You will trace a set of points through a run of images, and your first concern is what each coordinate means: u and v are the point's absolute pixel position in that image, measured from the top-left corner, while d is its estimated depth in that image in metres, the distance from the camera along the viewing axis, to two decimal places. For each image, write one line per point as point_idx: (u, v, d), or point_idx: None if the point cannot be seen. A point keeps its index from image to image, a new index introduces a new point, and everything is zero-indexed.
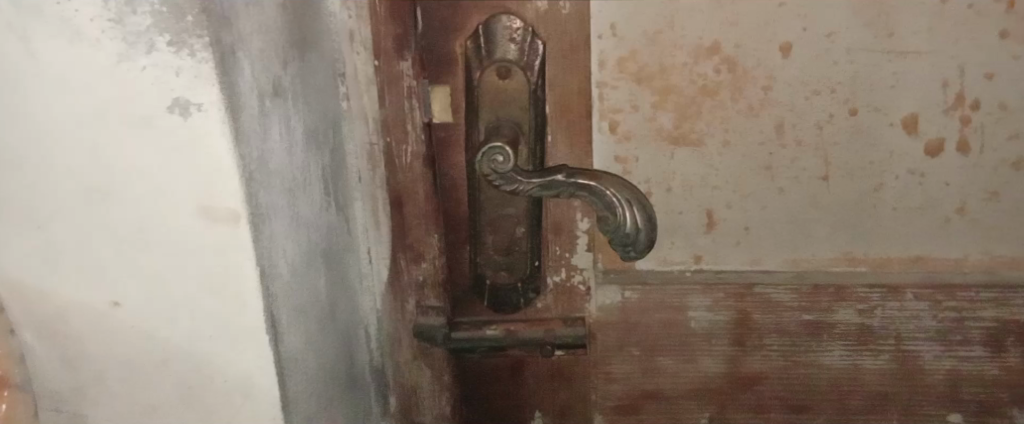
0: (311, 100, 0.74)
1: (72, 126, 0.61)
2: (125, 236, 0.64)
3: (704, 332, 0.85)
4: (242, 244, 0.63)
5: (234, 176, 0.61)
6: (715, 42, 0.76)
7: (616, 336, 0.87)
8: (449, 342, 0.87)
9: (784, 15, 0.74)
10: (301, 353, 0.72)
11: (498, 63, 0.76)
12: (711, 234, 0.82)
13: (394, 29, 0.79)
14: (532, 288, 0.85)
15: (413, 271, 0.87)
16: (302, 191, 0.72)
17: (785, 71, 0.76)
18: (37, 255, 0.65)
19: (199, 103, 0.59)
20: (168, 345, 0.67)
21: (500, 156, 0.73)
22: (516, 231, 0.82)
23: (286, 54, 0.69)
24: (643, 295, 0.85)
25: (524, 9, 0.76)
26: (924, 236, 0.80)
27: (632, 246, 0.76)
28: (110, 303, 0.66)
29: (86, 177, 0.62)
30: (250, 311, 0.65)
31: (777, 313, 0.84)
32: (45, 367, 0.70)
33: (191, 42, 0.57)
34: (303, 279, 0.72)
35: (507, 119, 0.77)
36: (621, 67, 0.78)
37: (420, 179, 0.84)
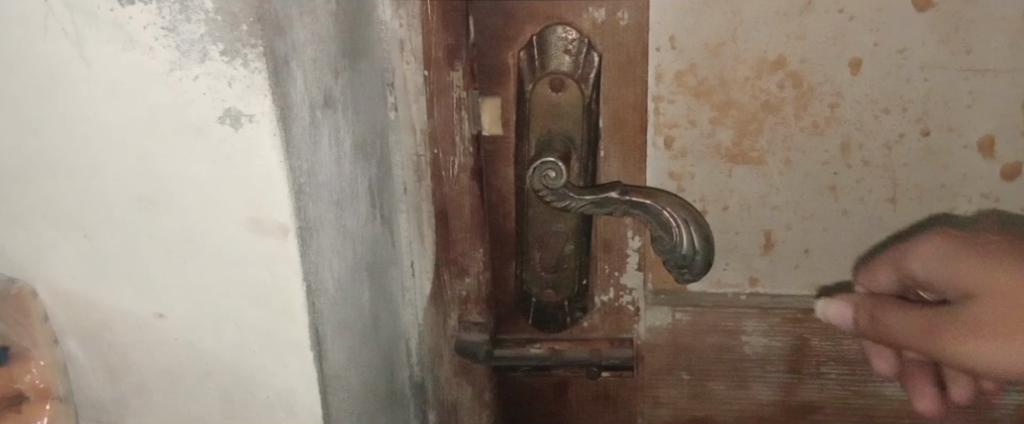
0: (360, 110, 0.71)
1: (123, 135, 0.59)
2: (173, 247, 0.62)
3: (759, 358, 0.83)
4: (291, 258, 0.61)
5: (285, 189, 0.59)
6: (780, 56, 0.73)
7: (665, 358, 0.84)
8: (492, 359, 0.84)
9: (854, 29, 0.71)
10: (345, 370, 0.70)
11: (552, 75, 0.74)
12: (768, 255, 0.79)
13: (445, 39, 0.77)
14: (579, 307, 0.83)
15: (456, 286, 0.85)
16: (349, 203, 0.70)
17: (853, 87, 0.73)
18: (85, 263, 0.64)
19: (251, 114, 0.57)
20: (210, 360, 0.66)
21: (552, 171, 0.70)
22: (565, 248, 0.79)
23: (338, 63, 0.67)
24: (694, 317, 0.82)
25: (580, 20, 0.75)
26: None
27: (688, 268, 0.73)
28: (155, 314, 0.65)
29: (135, 187, 0.61)
30: (296, 325, 0.64)
31: (836, 340, 0.81)
32: (89, 376, 0.69)
33: (245, 52, 0.56)
34: (348, 294, 0.70)
35: (560, 132, 0.75)
36: (679, 81, 0.75)
37: (467, 192, 0.82)
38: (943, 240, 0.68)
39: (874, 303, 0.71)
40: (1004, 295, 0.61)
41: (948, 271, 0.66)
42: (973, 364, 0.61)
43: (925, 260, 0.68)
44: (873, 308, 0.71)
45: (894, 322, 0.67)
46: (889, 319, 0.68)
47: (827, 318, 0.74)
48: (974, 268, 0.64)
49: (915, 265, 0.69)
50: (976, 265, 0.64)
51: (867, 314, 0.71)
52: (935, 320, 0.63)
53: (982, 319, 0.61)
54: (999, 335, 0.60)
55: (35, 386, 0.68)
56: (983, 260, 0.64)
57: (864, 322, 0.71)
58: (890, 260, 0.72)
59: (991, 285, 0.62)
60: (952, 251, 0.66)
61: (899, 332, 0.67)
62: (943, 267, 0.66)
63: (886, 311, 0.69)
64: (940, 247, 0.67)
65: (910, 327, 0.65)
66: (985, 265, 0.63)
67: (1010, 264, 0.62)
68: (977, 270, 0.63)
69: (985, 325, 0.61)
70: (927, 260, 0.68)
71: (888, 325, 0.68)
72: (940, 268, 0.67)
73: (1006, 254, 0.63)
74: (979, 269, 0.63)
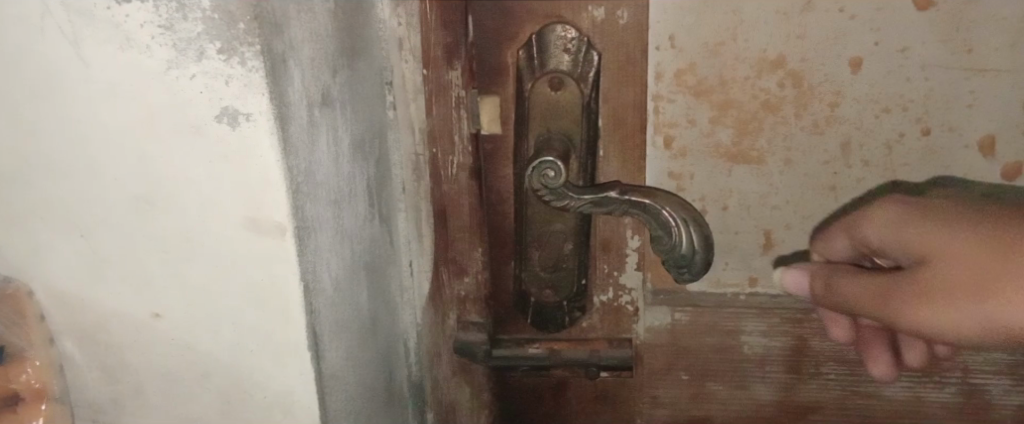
0: (359, 109, 0.71)
1: (119, 134, 0.59)
2: (169, 247, 0.62)
3: (758, 358, 0.82)
4: (290, 258, 0.61)
5: (282, 189, 0.59)
6: (781, 56, 0.73)
7: (664, 358, 0.84)
8: (490, 359, 0.84)
9: (855, 28, 0.71)
10: (343, 370, 0.70)
11: (551, 74, 0.74)
12: (768, 255, 0.79)
13: (444, 38, 0.76)
14: (578, 307, 0.82)
15: (455, 285, 0.85)
16: (348, 203, 0.70)
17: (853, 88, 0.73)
18: (81, 262, 0.64)
19: (248, 113, 0.57)
20: (208, 360, 0.66)
21: (551, 170, 0.70)
22: (564, 247, 0.79)
23: (336, 62, 0.67)
24: (693, 317, 0.82)
25: (579, 19, 0.74)
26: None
27: (688, 267, 0.73)
28: (151, 314, 0.65)
29: (132, 186, 0.61)
30: (294, 325, 0.63)
31: (836, 340, 0.80)
32: (86, 376, 0.68)
33: (243, 50, 0.55)
34: (345, 294, 0.70)
35: (558, 131, 0.75)
36: (679, 80, 0.75)
37: (465, 192, 0.82)
38: (894, 205, 0.65)
39: (829, 271, 0.69)
40: (955, 259, 0.58)
41: (899, 237, 0.63)
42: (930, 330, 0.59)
43: (877, 226, 0.66)
44: (826, 277, 0.68)
45: (850, 291, 0.66)
46: (842, 287, 0.66)
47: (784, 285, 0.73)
48: (924, 231, 0.61)
49: (868, 232, 0.66)
50: (926, 229, 0.61)
51: (821, 282, 0.69)
52: (890, 290, 0.61)
53: (935, 286, 0.59)
54: (953, 302, 0.58)
55: (31, 386, 0.67)
56: (933, 224, 0.61)
57: (819, 291, 0.69)
58: (844, 226, 0.69)
59: (941, 249, 0.59)
60: (904, 215, 0.64)
61: (854, 300, 0.65)
62: (895, 234, 0.64)
63: (840, 280, 0.67)
64: (892, 213, 0.65)
65: (865, 297, 0.64)
66: (936, 230, 0.60)
67: (959, 224, 0.59)
68: (926, 235, 0.61)
69: (937, 294, 0.58)
70: (877, 226, 0.65)
71: (842, 294, 0.66)
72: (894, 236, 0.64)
73: (957, 215, 0.60)
74: (927, 234, 0.60)
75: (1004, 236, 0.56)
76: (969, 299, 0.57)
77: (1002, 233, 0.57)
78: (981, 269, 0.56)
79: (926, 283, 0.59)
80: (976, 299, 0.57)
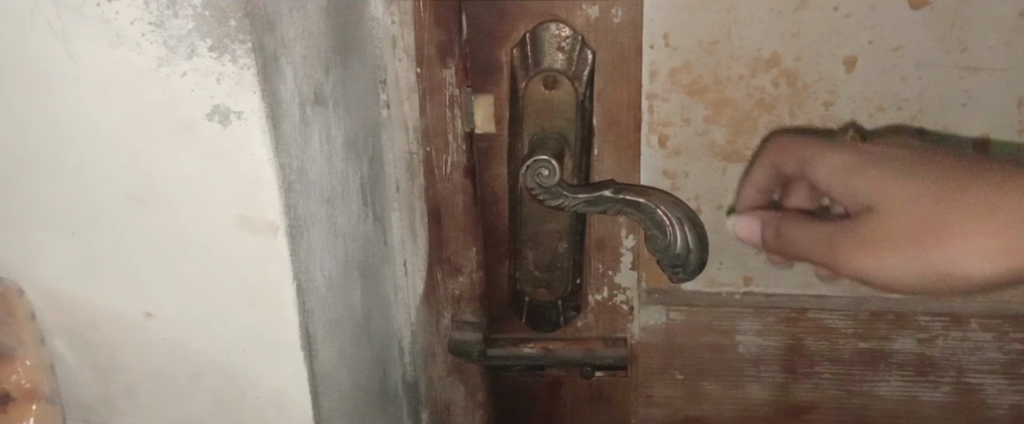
0: (353, 108, 0.71)
1: (110, 132, 0.59)
2: (161, 245, 0.62)
3: (754, 358, 0.82)
4: (282, 257, 0.61)
5: (274, 187, 0.59)
6: (775, 54, 0.72)
7: (659, 357, 0.84)
8: (484, 358, 0.84)
9: (849, 27, 0.71)
10: (336, 369, 0.69)
11: (545, 73, 0.74)
12: (763, 254, 0.79)
13: (438, 36, 0.76)
14: (573, 306, 0.82)
15: (450, 284, 0.85)
16: (341, 202, 0.70)
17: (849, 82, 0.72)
18: (73, 261, 0.64)
19: (240, 111, 0.57)
20: (200, 359, 0.65)
21: (545, 169, 0.70)
22: (559, 246, 0.79)
23: (330, 60, 0.67)
24: (688, 317, 0.82)
25: (573, 17, 0.74)
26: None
27: (682, 266, 0.73)
28: (143, 313, 0.64)
29: (123, 185, 0.60)
30: (287, 324, 0.63)
31: (831, 339, 0.80)
32: (77, 376, 0.68)
33: (234, 48, 0.55)
34: (339, 293, 0.69)
35: (552, 130, 0.75)
36: (674, 78, 0.75)
37: (460, 191, 0.81)
38: (846, 150, 0.70)
39: (782, 217, 0.75)
40: (897, 211, 0.64)
41: (853, 184, 0.69)
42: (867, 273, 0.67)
43: (830, 170, 0.71)
44: (778, 224, 0.74)
45: (800, 237, 0.72)
46: (794, 234, 0.73)
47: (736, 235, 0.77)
48: (876, 182, 0.67)
49: (821, 175, 0.71)
50: (877, 179, 0.67)
51: (772, 230, 0.75)
52: (837, 237, 0.69)
53: (878, 237, 0.66)
54: (888, 250, 0.65)
55: (21, 386, 0.67)
56: (882, 174, 0.67)
57: (771, 237, 0.75)
58: (797, 161, 0.73)
59: (888, 200, 0.65)
60: (856, 162, 0.69)
61: (805, 246, 0.72)
62: (846, 180, 0.69)
63: (791, 225, 0.73)
64: (844, 159, 0.70)
65: (816, 243, 0.71)
66: (884, 180, 0.66)
67: (903, 175, 0.65)
68: (878, 186, 0.66)
69: (879, 242, 0.66)
70: (831, 171, 0.70)
71: (793, 241, 0.73)
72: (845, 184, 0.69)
73: (903, 165, 0.66)
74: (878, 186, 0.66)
75: (939, 190, 0.63)
76: (898, 247, 0.65)
77: (937, 187, 0.63)
78: (916, 221, 0.63)
79: (871, 232, 0.66)
80: (903, 248, 0.64)
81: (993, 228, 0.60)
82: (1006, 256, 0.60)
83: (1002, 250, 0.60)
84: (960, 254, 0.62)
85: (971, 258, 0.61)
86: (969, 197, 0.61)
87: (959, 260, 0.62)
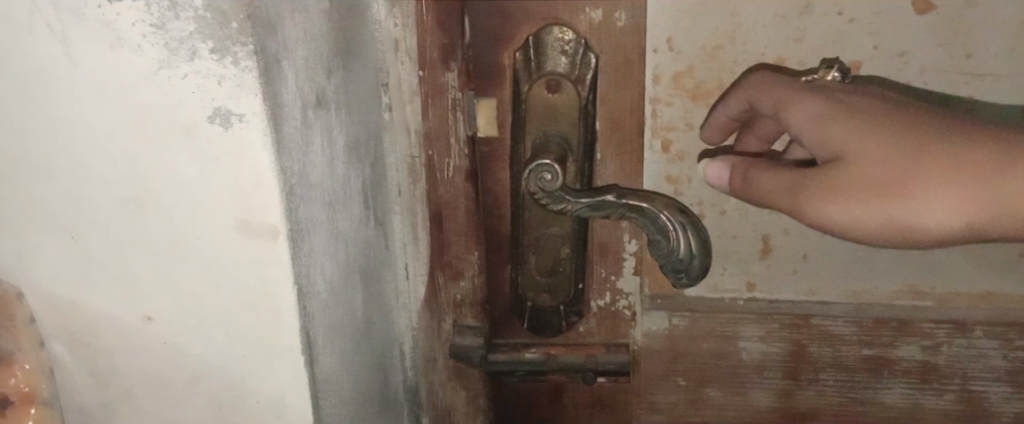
0: (354, 111, 0.71)
1: (111, 135, 0.58)
2: (160, 248, 0.61)
3: (756, 364, 0.81)
4: (283, 261, 0.61)
5: (274, 190, 0.58)
6: (779, 59, 0.72)
7: (661, 363, 0.83)
8: (486, 363, 0.83)
9: (854, 32, 0.70)
10: (336, 373, 0.69)
11: (548, 76, 0.74)
12: (766, 260, 0.79)
13: (440, 39, 0.76)
14: (575, 311, 0.82)
15: (451, 289, 0.84)
16: (342, 206, 0.69)
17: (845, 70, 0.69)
18: (72, 264, 0.63)
19: (241, 114, 0.56)
20: (199, 363, 0.65)
21: (548, 174, 0.70)
22: (561, 251, 0.79)
23: (331, 63, 0.66)
24: (691, 323, 0.81)
25: (576, 20, 0.73)
26: (993, 260, 0.75)
27: (685, 271, 0.73)
28: (142, 317, 0.64)
29: (123, 188, 0.60)
30: (286, 328, 0.63)
31: (835, 346, 0.79)
32: (76, 380, 0.68)
33: (235, 50, 0.55)
34: (340, 298, 0.69)
35: (556, 134, 0.75)
36: (677, 83, 0.75)
37: (462, 194, 0.81)
38: (822, 97, 0.66)
39: (748, 164, 0.70)
40: (868, 160, 0.62)
41: (826, 132, 0.65)
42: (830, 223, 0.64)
43: (805, 115, 0.67)
44: (746, 170, 0.69)
45: (769, 184, 0.67)
46: (759, 179, 0.68)
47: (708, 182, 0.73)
48: (848, 131, 0.64)
49: (796, 120, 0.67)
50: (852, 128, 0.64)
51: (740, 176, 0.70)
52: (807, 185, 0.65)
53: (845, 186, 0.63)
54: (860, 200, 0.62)
55: (19, 390, 0.67)
56: (856, 122, 0.64)
57: (737, 183, 0.70)
58: (773, 99, 0.68)
59: (856, 150, 0.63)
60: (830, 109, 0.65)
61: (774, 193, 0.67)
62: (819, 128, 0.66)
63: (759, 171, 0.68)
64: (820, 105, 0.66)
65: (784, 190, 0.66)
66: (857, 129, 0.64)
67: (872, 126, 0.63)
68: (851, 135, 0.64)
69: (852, 190, 0.62)
70: (805, 116, 0.67)
71: (758, 188, 0.68)
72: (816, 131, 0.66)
73: (873, 115, 0.64)
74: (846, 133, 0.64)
75: (906, 142, 0.61)
76: (871, 198, 0.62)
77: (905, 141, 0.62)
78: (885, 172, 0.61)
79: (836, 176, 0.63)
80: (876, 197, 0.62)
81: (958, 182, 0.59)
82: (966, 212, 0.59)
83: (964, 206, 0.59)
84: (929, 208, 0.60)
85: (937, 213, 0.60)
86: (935, 153, 0.60)
87: (932, 214, 0.60)
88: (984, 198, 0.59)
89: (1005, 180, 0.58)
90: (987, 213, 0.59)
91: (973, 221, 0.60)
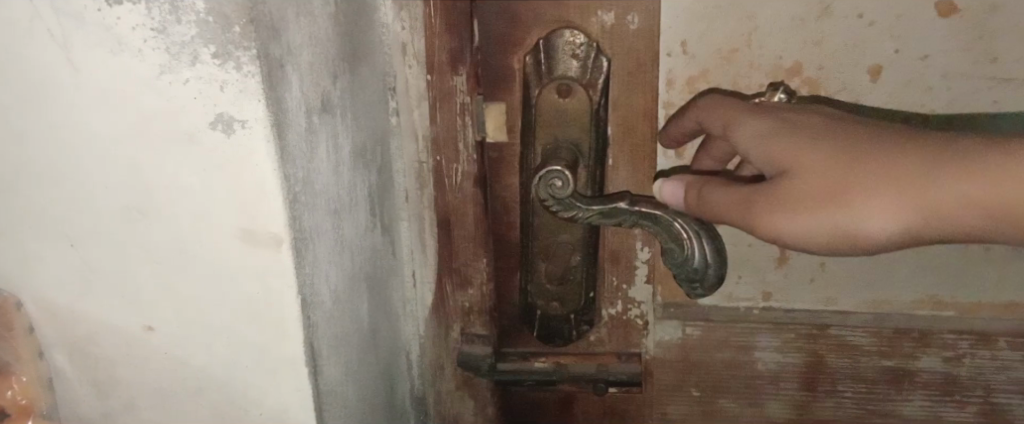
0: (360, 115, 0.69)
1: (110, 142, 0.57)
2: (161, 257, 0.60)
3: (772, 375, 0.79)
4: (286, 271, 0.59)
5: (279, 197, 0.57)
6: (797, 63, 0.70)
7: (674, 374, 0.82)
8: (494, 373, 0.82)
9: (874, 35, 0.68)
10: (341, 384, 0.67)
11: (558, 81, 0.72)
12: (782, 269, 0.76)
13: (448, 43, 0.74)
14: (586, 320, 0.80)
15: (459, 297, 0.83)
16: (349, 213, 0.68)
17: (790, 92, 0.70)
18: (72, 274, 0.62)
19: (244, 120, 0.55)
20: (203, 373, 0.64)
21: (558, 180, 0.69)
22: (571, 259, 0.77)
23: (336, 67, 0.65)
24: (705, 332, 0.79)
25: (588, 23, 0.72)
26: (1007, 257, 0.72)
27: (700, 282, 0.72)
28: (142, 327, 0.63)
29: (123, 196, 0.58)
30: (289, 341, 0.61)
31: (853, 357, 0.78)
32: (76, 391, 0.66)
33: (238, 55, 0.53)
34: (345, 307, 0.67)
35: (566, 140, 0.73)
36: (691, 88, 0.73)
37: (470, 200, 0.79)
38: (765, 114, 0.64)
39: (705, 181, 0.66)
40: (811, 172, 0.60)
41: (770, 147, 0.63)
42: (777, 236, 0.61)
43: (752, 133, 0.64)
44: (701, 187, 0.66)
45: (721, 199, 0.64)
46: (714, 197, 0.65)
47: (664, 204, 0.70)
48: (791, 144, 0.62)
49: (741, 138, 0.65)
50: (796, 143, 0.61)
51: (696, 192, 0.66)
52: (758, 199, 0.62)
53: (793, 198, 0.60)
54: (805, 210, 0.59)
55: (16, 403, 0.66)
56: (801, 136, 0.61)
57: (694, 202, 0.67)
58: (723, 120, 0.67)
59: (800, 161, 0.60)
60: (774, 125, 0.63)
61: (729, 210, 0.64)
62: (765, 145, 0.63)
63: (714, 187, 0.65)
64: (764, 123, 0.64)
65: (737, 207, 0.63)
66: (802, 143, 0.61)
67: (815, 139, 0.61)
68: (797, 149, 0.61)
69: (796, 200, 0.60)
70: (750, 134, 0.64)
71: (714, 205, 0.65)
72: (763, 147, 0.63)
73: (819, 130, 0.61)
74: (791, 148, 0.61)
75: (847, 152, 0.59)
76: (815, 207, 0.59)
77: (846, 150, 0.59)
78: (827, 182, 0.59)
79: (785, 191, 0.60)
80: (819, 207, 0.59)
81: (897, 190, 0.57)
82: (905, 218, 0.57)
83: (903, 212, 0.57)
84: (871, 216, 0.58)
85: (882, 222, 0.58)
86: (875, 160, 0.58)
87: (873, 222, 0.58)
88: (923, 203, 0.56)
89: (942, 185, 0.55)
90: (925, 219, 0.57)
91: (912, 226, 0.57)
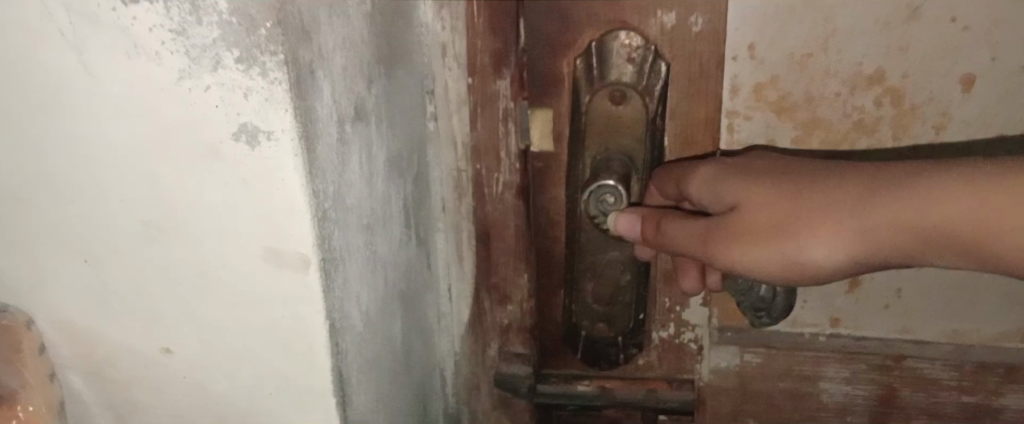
0: (396, 122, 0.64)
1: (125, 153, 0.52)
2: (181, 277, 0.55)
3: (838, 406, 0.74)
4: (312, 296, 0.54)
5: (307, 216, 0.51)
6: (879, 70, 0.64)
7: (730, 402, 0.76)
8: (534, 396, 0.77)
9: (968, 41, 0.61)
10: (373, 412, 0.63)
11: (611, 87, 0.66)
12: (853, 295, 0.70)
13: (492, 44, 0.68)
14: (634, 343, 0.74)
15: (497, 313, 0.77)
16: (381, 227, 0.62)
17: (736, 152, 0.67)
18: (84, 291, 0.57)
19: (269, 131, 0.49)
20: (224, 399, 0.59)
21: (611, 196, 0.65)
22: (622, 279, 0.71)
23: (372, 70, 0.59)
24: (766, 360, 0.73)
25: (647, 25, 0.65)
26: None
27: (766, 310, 0.66)
28: (160, 349, 0.58)
29: (140, 210, 0.53)
30: (318, 368, 0.56)
31: (929, 391, 0.71)
32: (91, 412, 0.62)
33: (263, 61, 0.48)
34: (377, 329, 0.62)
35: (618, 151, 0.67)
36: (758, 95, 0.67)
37: (511, 212, 0.73)
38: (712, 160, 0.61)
39: (664, 211, 0.62)
40: (759, 205, 0.56)
41: (718, 190, 0.59)
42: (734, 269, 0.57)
43: (701, 180, 0.61)
44: (661, 217, 0.61)
45: (676, 237, 0.59)
46: (671, 229, 0.60)
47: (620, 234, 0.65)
48: (739, 184, 0.58)
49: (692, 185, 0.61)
50: (743, 181, 0.58)
51: (653, 226, 0.61)
52: (714, 234, 0.57)
53: (741, 229, 0.56)
54: (756, 244, 0.55)
55: None
56: (746, 175, 0.58)
57: (652, 234, 0.62)
58: (674, 177, 0.63)
59: (752, 198, 0.57)
60: (722, 168, 0.60)
61: (687, 246, 0.59)
62: (715, 186, 0.60)
63: (671, 220, 0.60)
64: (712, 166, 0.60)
65: (693, 242, 0.58)
66: (752, 180, 0.57)
67: (761, 174, 0.57)
68: (741, 186, 0.58)
69: (743, 234, 0.56)
70: (700, 181, 0.61)
71: (671, 239, 0.60)
72: (712, 192, 0.60)
73: (767, 167, 0.58)
74: (737, 186, 0.58)
75: (793, 184, 0.55)
76: (763, 239, 0.55)
77: (792, 182, 0.55)
78: (776, 213, 0.55)
79: (734, 226, 0.57)
80: (765, 241, 0.55)
81: (846, 215, 0.52)
82: (857, 245, 0.52)
83: (853, 237, 0.52)
84: (821, 245, 0.53)
85: (834, 248, 0.53)
86: (818, 186, 0.54)
87: (823, 250, 0.53)
88: (867, 227, 0.52)
89: (884, 207, 0.51)
90: (882, 244, 0.52)
91: (865, 250, 0.52)
